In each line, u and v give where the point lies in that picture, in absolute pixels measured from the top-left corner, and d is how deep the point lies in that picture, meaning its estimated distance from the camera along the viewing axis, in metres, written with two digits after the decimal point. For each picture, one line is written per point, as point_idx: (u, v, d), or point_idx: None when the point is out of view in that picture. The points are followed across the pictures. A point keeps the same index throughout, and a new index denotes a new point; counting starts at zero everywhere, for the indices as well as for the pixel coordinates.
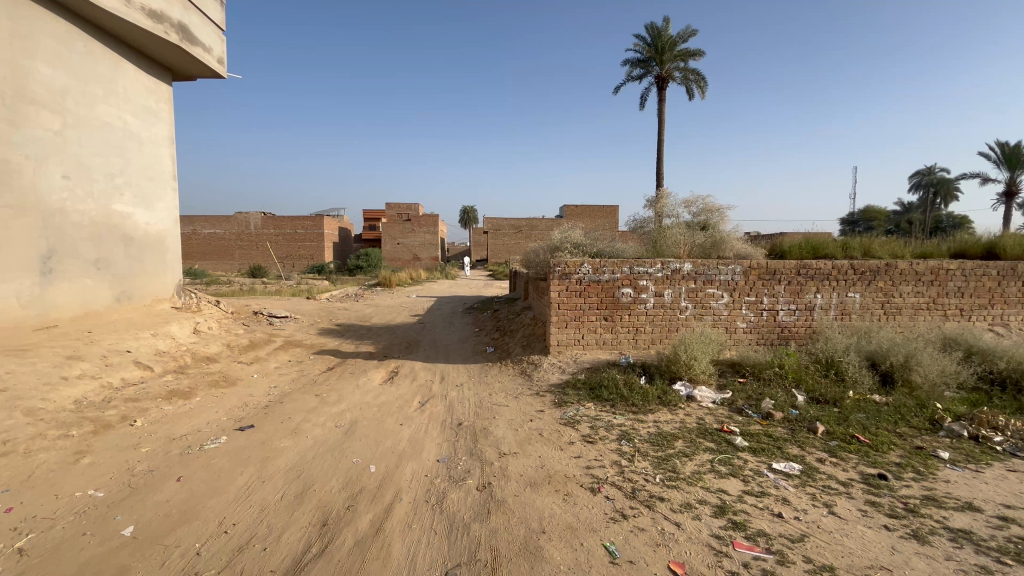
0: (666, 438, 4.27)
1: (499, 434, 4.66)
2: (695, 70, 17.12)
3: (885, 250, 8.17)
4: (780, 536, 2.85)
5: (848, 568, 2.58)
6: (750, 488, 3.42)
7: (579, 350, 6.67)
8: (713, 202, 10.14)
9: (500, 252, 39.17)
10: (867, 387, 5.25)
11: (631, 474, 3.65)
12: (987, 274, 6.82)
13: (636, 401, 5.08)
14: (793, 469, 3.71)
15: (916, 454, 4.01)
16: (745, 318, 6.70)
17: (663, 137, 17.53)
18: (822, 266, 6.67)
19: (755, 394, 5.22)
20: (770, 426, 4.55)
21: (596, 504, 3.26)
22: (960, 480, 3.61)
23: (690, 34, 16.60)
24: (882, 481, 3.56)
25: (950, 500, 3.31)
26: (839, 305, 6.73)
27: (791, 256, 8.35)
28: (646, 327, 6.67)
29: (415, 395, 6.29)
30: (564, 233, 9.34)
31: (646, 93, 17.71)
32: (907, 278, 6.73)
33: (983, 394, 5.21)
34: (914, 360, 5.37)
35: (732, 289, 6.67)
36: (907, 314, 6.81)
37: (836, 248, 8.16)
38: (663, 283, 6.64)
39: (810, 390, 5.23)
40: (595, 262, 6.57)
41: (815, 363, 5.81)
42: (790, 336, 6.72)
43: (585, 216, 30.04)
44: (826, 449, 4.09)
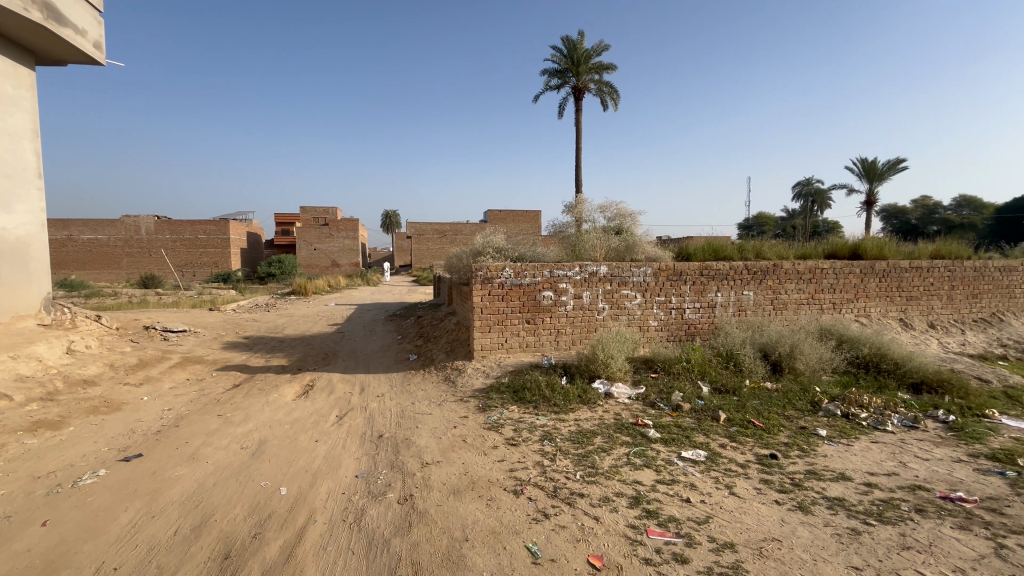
0: (586, 435, 4.41)
1: (421, 443, 4.55)
2: (609, 83, 18.00)
3: (774, 252, 9.10)
4: (688, 519, 3.06)
5: (745, 543, 2.82)
6: (662, 477, 3.63)
7: (503, 354, 6.71)
8: (626, 208, 10.71)
9: (425, 257, 38.49)
10: (760, 375, 5.82)
11: (553, 473, 3.72)
12: (852, 272, 7.84)
13: (558, 401, 5.20)
14: (699, 456, 3.99)
15: (800, 433, 4.50)
16: (657, 316, 7.14)
17: (580, 145, 18.25)
18: (721, 267, 7.29)
19: (666, 387, 5.57)
20: (679, 417, 4.88)
21: (519, 506, 3.29)
22: (835, 453, 4.10)
23: (603, 48, 17.47)
24: (773, 460, 3.95)
25: (828, 472, 3.75)
26: (736, 302, 7.40)
27: (696, 258, 9.03)
28: (567, 328, 6.88)
29: (333, 409, 5.96)
30: (486, 238, 9.38)
31: (564, 103, 18.33)
32: (791, 276, 7.56)
33: (851, 376, 5.98)
34: (797, 350, 6.04)
35: (644, 290, 7.07)
36: (792, 309, 7.64)
37: (733, 249, 8.94)
38: (581, 286, 6.88)
39: (714, 380, 5.69)
40: (516, 266, 6.64)
41: (717, 356, 6.32)
42: (696, 332, 7.26)
43: (509, 220, 30.35)
44: (727, 434, 4.46)
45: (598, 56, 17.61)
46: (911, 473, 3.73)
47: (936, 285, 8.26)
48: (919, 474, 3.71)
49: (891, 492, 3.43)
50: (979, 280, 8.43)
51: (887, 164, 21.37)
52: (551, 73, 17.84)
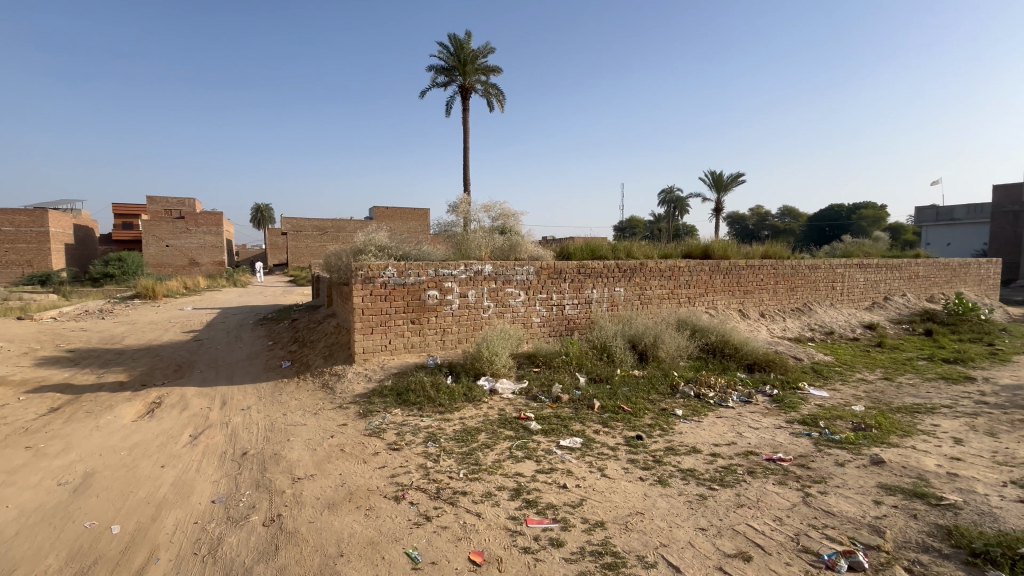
0: (470, 433, 4.44)
1: (293, 457, 4.19)
2: (496, 86, 18.35)
3: (641, 252, 10.03)
4: (564, 504, 3.23)
5: (613, 519, 3.06)
6: (542, 467, 3.78)
7: (387, 356, 6.46)
8: (510, 209, 11.05)
9: (302, 256, 35.65)
10: (629, 364, 6.39)
11: (437, 474, 3.68)
12: (703, 269, 8.96)
13: (443, 401, 5.16)
14: (575, 443, 4.24)
15: (661, 414, 5.03)
16: (539, 313, 7.44)
17: (468, 144, 18.32)
18: (596, 266, 7.84)
19: (547, 380, 5.84)
20: (559, 407, 5.14)
21: (399, 512, 3.19)
22: (688, 430, 4.65)
23: (489, 50, 17.73)
24: (638, 441, 4.35)
25: (682, 447, 4.23)
26: (610, 298, 8.03)
27: (575, 257, 9.60)
28: (453, 327, 6.86)
29: (185, 428, 5.22)
30: (368, 236, 8.97)
31: (451, 101, 18.23)
32: (654, 274, 8.41)
33: (702, 361, 6.85)
34: (660, 339, 6.75)
35: (527, 288, 7.33)
36: (656, 303, 8.50)
37: (608, 249, 9.66)
38: (466, 284, 6.91)
39: (590, 371, 6.11)
40: (400, 265, 6.45)
41: (593, 348, 6.79)
42: (574, 327, 7.72)
43: (396, 218, 29.36)
44: (600, 421, 4.81)
45: (485, 58, 17.85)
46: (745, 441, 4.36)
47: (765, 280, 9.79)
48: (751, 441, 4.37)
49: (730, 459, 3.98)
50: (795, 276, 10.18)
51: (730, 177, 24.81)
52: (439, 70, 17.64)
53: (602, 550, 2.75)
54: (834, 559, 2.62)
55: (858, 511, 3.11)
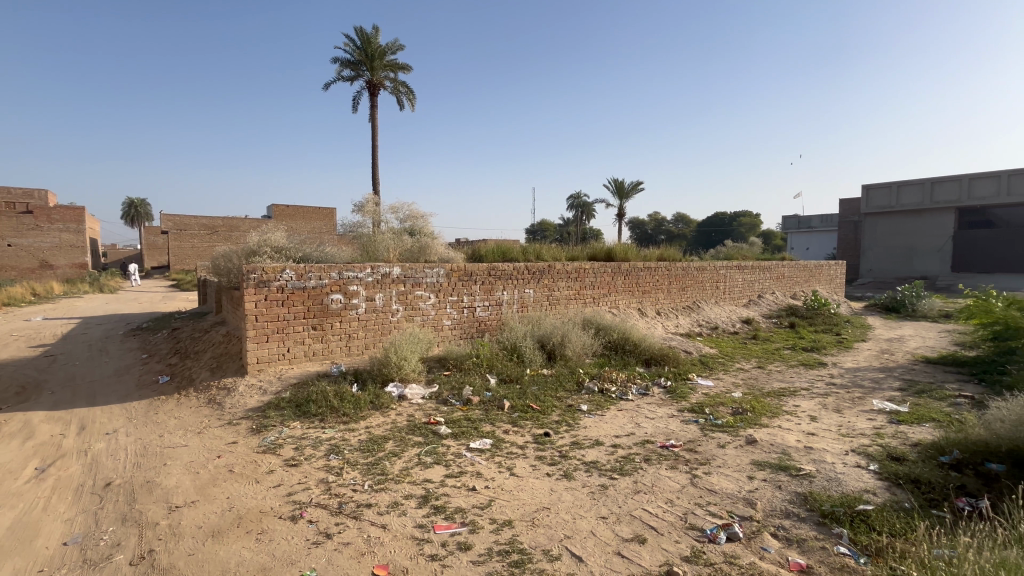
0: (376, 442, 4.27)
1: (170, 484, 3.72)
2: (407, 84, 17.90)
3: (550, 254, 10.38)
4: (472, 507, 3.22)
5: (520, 517, 3.12)
6: (451, 471, 3.75)
7: (285, 365, 6.01)
8: (420, 210, 10.87)
9: (187, 257, 31.98)
10: (538, 363, 6.58)
11: (339, 488, 3.49)
12: (606, 271, 9.49)
13: (348, 410, 4.91)
14: (485, 444, 4.26)
15: (568, 410, 5.23)
16: (450, 315, 7.38)
17: (376, 143, 17.67)
18: (506, 268, 7.97)
19: (458, 383, 5.81)
20: (469, 410, 5.13)
21: (296, 532, 2.98)
22: (592, 424, 4.89)
23: (398, 47, 17.26)
24: (546, 437, 4.48)
25: (586, 440, 4.44)
26: (520, 299, 8.20)
27: (486, 259, 9.68)
28: (359, 332, 6.57)
29: (29, 460, 4.42)
30: (263, 236, 8.29)
31: (358, 97, 17.46)
32: (562, 276, 8.74)
33: (606, 357, 7.25)
34: (567, 339, 7.03)
35: (437, 290, 7.24)
36: (563, 304, 8.85)
37: (518, 251, 9.87)
38: (373, 288, 6.66)
39: (500, 371, 6.19)
40: (299, 267, 6.05)
41: (503, 349, 6.88)
42: (485, 329, 7.76)
43: (297, 218, 27.46)
44: (510, 420, 4.89)
45: (393, 55, 17.32)
46: (642, 431, 4.69)
47: (661, 281, 10.61)
48: (647, 431, 4.70)
49: (629, 449, 4.25)
50: (686, 277, 11.15)
51: (631, 185, 26.52)
52: (344, 63, 16.80)
53: (509, 548, 2.78)
54: (715, 533, 2.90)
55: (735, 487, 3.47)
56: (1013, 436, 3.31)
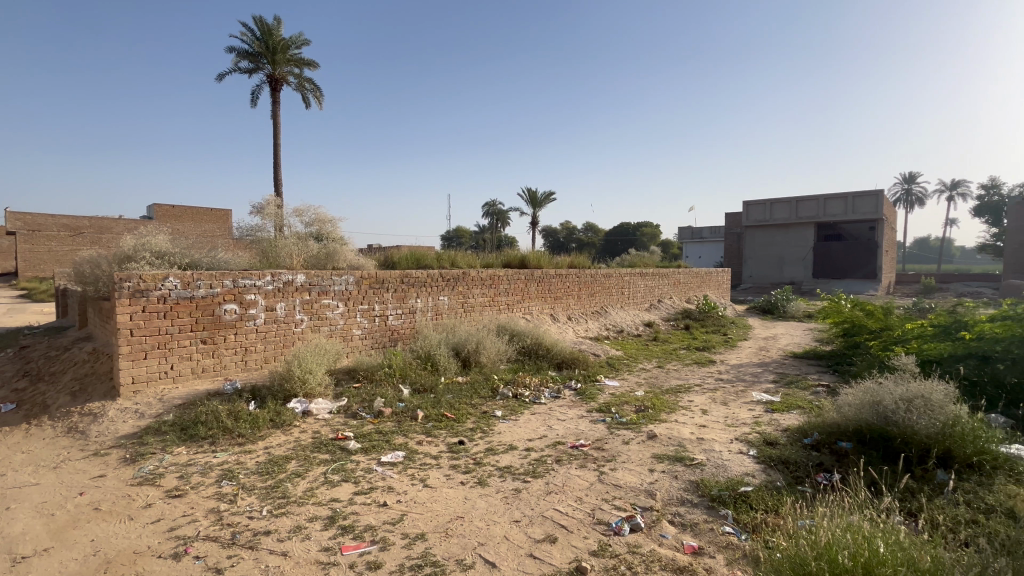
0: (277, 463, 3.97)
1: (15, 532, 3.15)
2: (314, 82, 16.98)
3: (464, 261, 10.39)
4: (383, 523, 3.11)
5: (434, 529, 3.07)
6: (360, 488, 3.58)
7: (168, 385, 5.36)
8: (327, 214, 10.38)
9: (41, 262, 27.35)
10: (453, 371, 6.54)
11: (232, 516, 3.18)
12: (520, 278, 9.72)
13: (244, 430, 4.50)
14: (397, 457, 4.14)
15: (482, 417, 5.26)
16: (360, 325, 7.09)
17: (278, 142, 16.53)
18: (419, 275, 7.83)
19: (368, 396, 5.58)
20: (381, 423, 4.95)
21: (180, 571, 2.67)
22: (506, 429, 4.95)
23: (303, 42, 16.33)
24: (460, 446, 4.46)
25: (500, 446, 4.48)
26: (434, 307, 8.10)
27: (399, 266, 9.46)
28: (257, 345, 6.06)
29: None
30: (141, 239, 7.36)
31: (257, 91, 16.21)
32: (476, 283, 8.79)
33: (520, 363, 7.39)
34: (481, 346, 7.06)
35: (346, 298, 6.92)
36: (478, 310, 8.89)
37: (432, 258, 9.77)
38: (273, 297, 6.20)
39: (413, 381, 6.05)
40: (185, 275, 5.47)
41: (416, 358, 6.74)
42: (398, 338, 7.54)
43: (185, 219, 24.73)
44: (424, 431, 4.79)
45: (297, 49, 16.35)
46: (554, 433, 4.84)
47: (571, 287, 11.07)
48: (558, 433, 4.86)
49: (541, 451, 4.37)
50: (594, 283, 11.75)
51: (544, 196, 27.50)
52: (242, 54, 15.54)
53: (421, 562, 2.72)
54: (619, 525, 3.07)
55: (638, 480, 3.72)
56: (857, 417, 3.92)
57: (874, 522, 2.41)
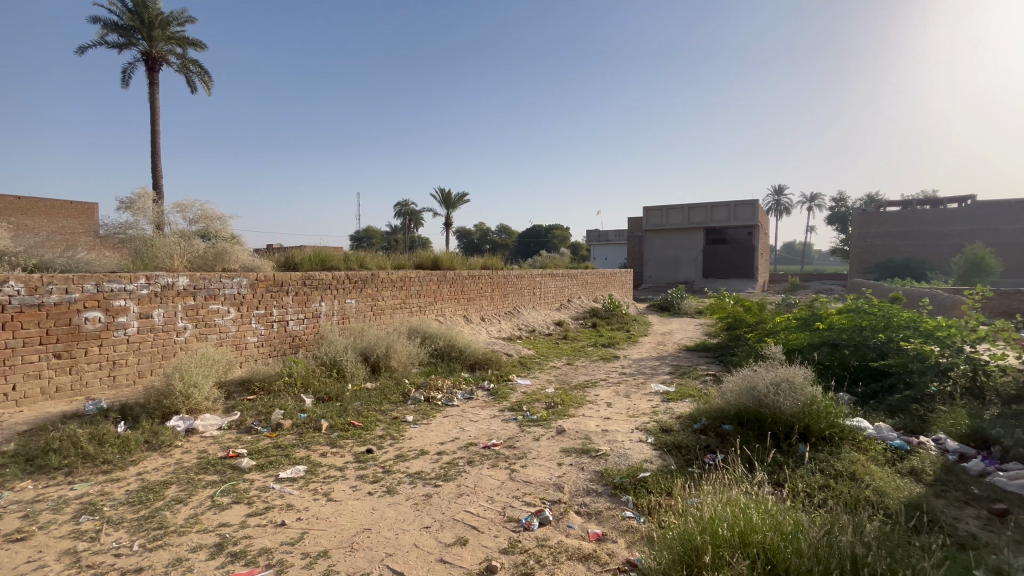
0: (154, 489, 3.52)
1: None
2: (199, 64, 15.31)
3: (374, 262, 10.02)
4: (281, 544, 2.89)
5: (338, 544, 2.91)
6: (254, 509, 3.29)
7: (9, 410, 4.51)
8: (215, 211, 9.49)
9: None
10: (361, 377, 6.25)
11: (94, 556, 2.76)
12: (432, 279, 9.57)
13: (112, 455, 3.93)
14: (298, 472, 3.87)
15: (392, 423, 5.09)
16: (255, 331, 6.52)
17: (157, 128, 14.71)
18: (324, 277, 7.41)
19: (265, 408, 5.14)
20: (280, 436, 4.59)
21: None
22: (417, 434, 4.85)
23: (187, 19, 14.69)
24: (368, 454, 4.28)
25: (411, 451, 4.37)
26: (340, 310, 7.71)
27: (302, 268, 8.85)
28: (128, 357, 5.33)
29: None
30: None
31: (129, 70, 14.28)
32: (386, 285, 8.51)
33: (432, 365, 7.28)
34: (392, 349, 6.84)
35: (238, 303, 6.33)
36: (388, 313, 8.62)
37: (339, 259, 9.29)
38: (149, 303, 5.49)
39: (317, 390, 5.69)
40: (32, 278, 4.67)
41: (321, 365, 6.35)
42: (299, 344, 7.05)
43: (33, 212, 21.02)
44: (328, 442, 4.53)
45: (180, 27, 14.67)
46: (466, 435, 4.83)
47: (484, 288, 11.13)
48: (471, 434, 4.85)
49: (453, 454, 4.33)
50: (506, 284, 11.92)
51: (457, 196, 27.39)
52: (109, 26, 13.60)
53: None
54: (529, 520, 3.14)
55: (547, 475, 3.83)
56: (737, 402, 4.38)
57: (748, 494, 2.70)
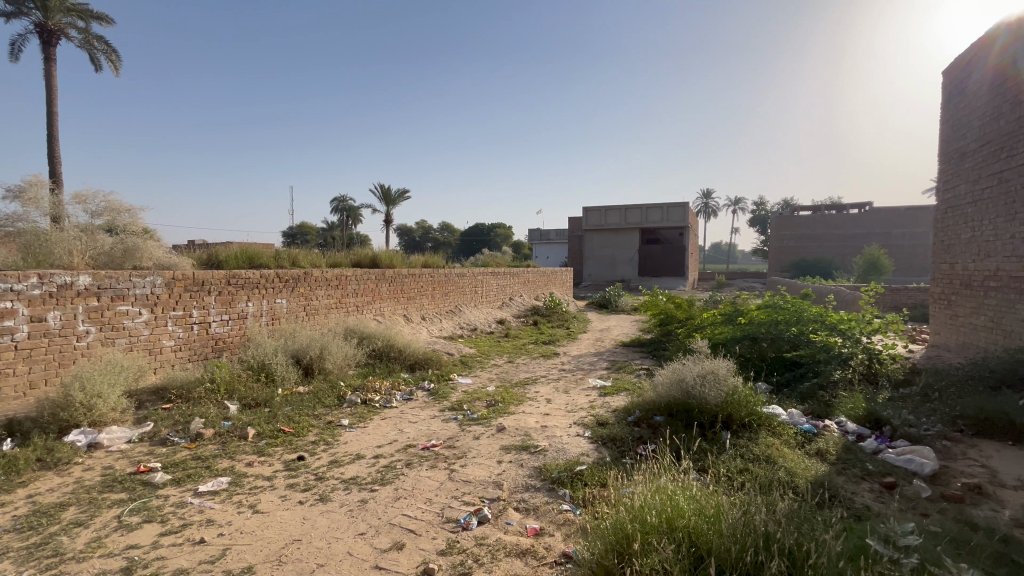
0: (47, 513, 3.15)
1: None
2: (106, 41, 13.84)
3: (308, 261, 9.55)
4: (199, 564, 2.68)
5: (264, 559, 2.75)
6: (168, 527, 3.03)
7: None
8: (123, 204, 8.67)
9: None
10: (292, 381, 5.94)
11: None
12: (370, 277, 9.29)
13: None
14: (220, 485, 3.61)
15: (326, 428, 4.88)
16: (172, 335, 6.01)
17: (54, 109, 13.18)
18: (251, 276, 6.98)
19: (183, 417, 4.76)
20: (200, 447, 4.26)
21: None
22: (353, 438, 4.68)
23: None
24: (299, 462, 4.08)
25: (346, 456, 4.22)
26: (269, 311, 7.28)
27: (227, 265, 8.27)
28: (16, 366, 4.72)
29: None
30: None
31: (19, 42, 12.66)
32: (320, 283, 8.16)
33: (370, 367, 7.06)
34: (326, 351, 6.56)
35: (152, 304, 5.81)
36: (323, 313, 8.26)
37: (268, 257, 8.78)
38: (43, 304, 4.91)
39: (243, 396, 5.34)
40: None
41: (248, 369, 5.97)
42: (224, 347, 6.58)
43: None
44: (255, 450, 4.27)
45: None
46: (405, 436, 4.73)
47: (424, 287, 10.94)
48: (409, 436, 4.75)
49: (391, 457, 4.22)
50: (448, 283, 11.81)
51: (398, 193, 26.74)
52: None
53: None
54: (468, 520, 3.13)
55: (487, 473, 3.84)
56: (667, 395, 4.62)
57: (676, 481, 2.84)
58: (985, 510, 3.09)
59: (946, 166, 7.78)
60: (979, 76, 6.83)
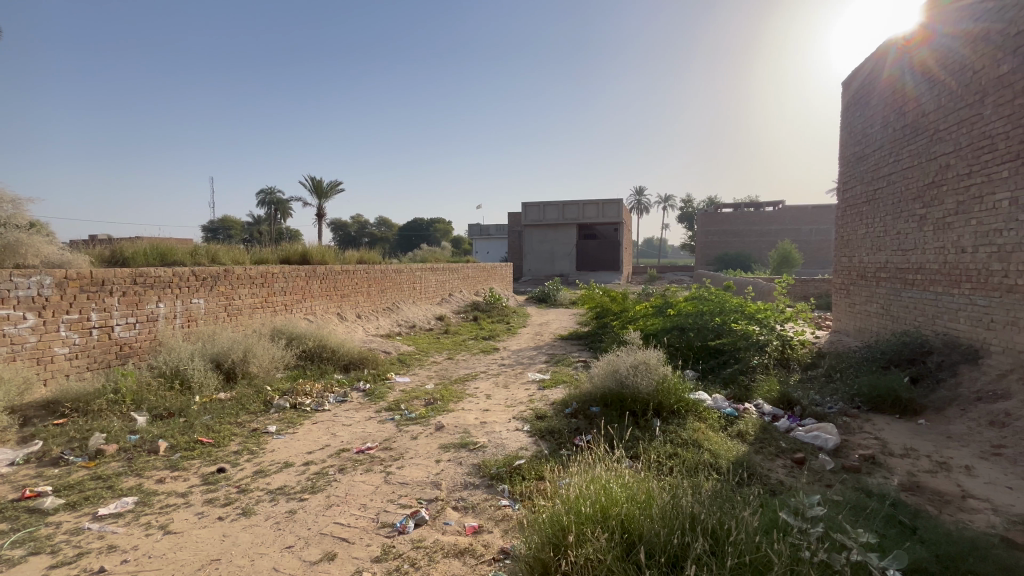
0: None
1: None
2: None
3: (229, 257, 8.87)
4: None
5: None
6: (60, 559, 2.69)
7: None
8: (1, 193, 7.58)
9: None
10: (212, 387, 5.50)
11: None
12: (299, 274, 8.80)
13: None
14: (124, 506, 3.26)
15: (250, 436, 4.56)
16: (67, 341, 5.35)
17: None
18: (161, 274, 6.38)
19: (80, 432, 4.26)
20: (100, 466, 3.83)
21: None
22: (280, 445, 4.41)
23: None
24: (219, 474, 3.78)
25: (272, 466, 3.96)
26: (184, 312, 6.70)
27: (133, 262, 7.50)
28: None
29: None
30: None
31: None
32: (243, 282, 7.62)
33: (300, 369, 6.70)
34: (250, 353, 6.14)
35: (40, 307, 5.14)
36: (246, 313, 7.72)
37: (183, 254, 8.06)
38: None
39: (153, 407, 4.88)
40: None
41: (159, 376, 5.46)
42: (131, 353, 5.97)
43: None
44: (168, 465, 3.90)
45: None
46: (338, 441, 4.52)
47: (359, 284, 10.54)
48: (343, 439, 4.55)
49: (322, 463, 4.02)
50: (384, 279, 11.45)
51: (330, 186, 25.55)
52: None
53: None
54: (404, 523, 3.04)
55: (424, 473, 3.75)
56: (603, 386, 4.76)
57: (609, 470, 2.92)
58: (877, 477, 3.45)
59: (846, 169, 8.59)
60: (874, 87, 7.57)
